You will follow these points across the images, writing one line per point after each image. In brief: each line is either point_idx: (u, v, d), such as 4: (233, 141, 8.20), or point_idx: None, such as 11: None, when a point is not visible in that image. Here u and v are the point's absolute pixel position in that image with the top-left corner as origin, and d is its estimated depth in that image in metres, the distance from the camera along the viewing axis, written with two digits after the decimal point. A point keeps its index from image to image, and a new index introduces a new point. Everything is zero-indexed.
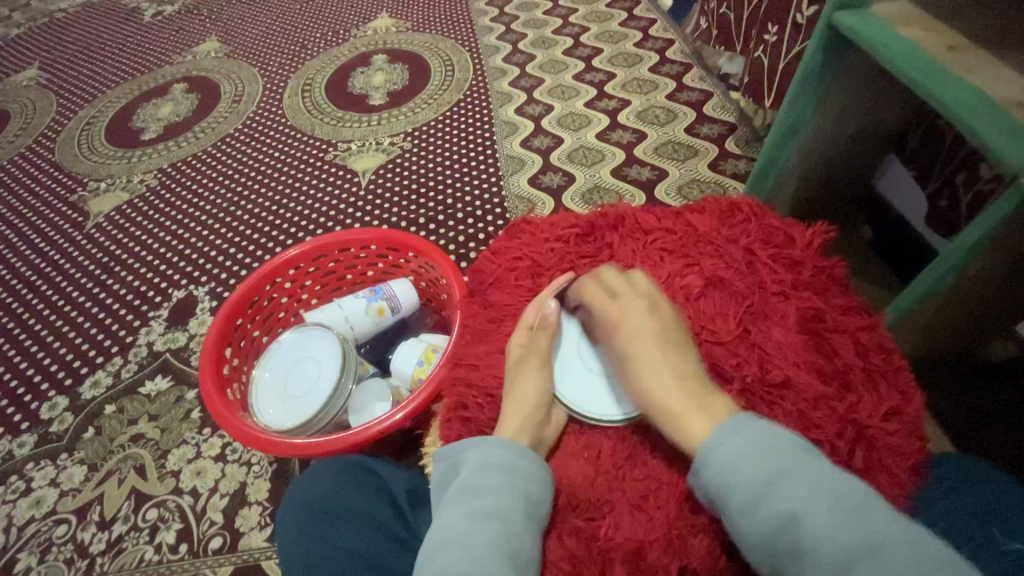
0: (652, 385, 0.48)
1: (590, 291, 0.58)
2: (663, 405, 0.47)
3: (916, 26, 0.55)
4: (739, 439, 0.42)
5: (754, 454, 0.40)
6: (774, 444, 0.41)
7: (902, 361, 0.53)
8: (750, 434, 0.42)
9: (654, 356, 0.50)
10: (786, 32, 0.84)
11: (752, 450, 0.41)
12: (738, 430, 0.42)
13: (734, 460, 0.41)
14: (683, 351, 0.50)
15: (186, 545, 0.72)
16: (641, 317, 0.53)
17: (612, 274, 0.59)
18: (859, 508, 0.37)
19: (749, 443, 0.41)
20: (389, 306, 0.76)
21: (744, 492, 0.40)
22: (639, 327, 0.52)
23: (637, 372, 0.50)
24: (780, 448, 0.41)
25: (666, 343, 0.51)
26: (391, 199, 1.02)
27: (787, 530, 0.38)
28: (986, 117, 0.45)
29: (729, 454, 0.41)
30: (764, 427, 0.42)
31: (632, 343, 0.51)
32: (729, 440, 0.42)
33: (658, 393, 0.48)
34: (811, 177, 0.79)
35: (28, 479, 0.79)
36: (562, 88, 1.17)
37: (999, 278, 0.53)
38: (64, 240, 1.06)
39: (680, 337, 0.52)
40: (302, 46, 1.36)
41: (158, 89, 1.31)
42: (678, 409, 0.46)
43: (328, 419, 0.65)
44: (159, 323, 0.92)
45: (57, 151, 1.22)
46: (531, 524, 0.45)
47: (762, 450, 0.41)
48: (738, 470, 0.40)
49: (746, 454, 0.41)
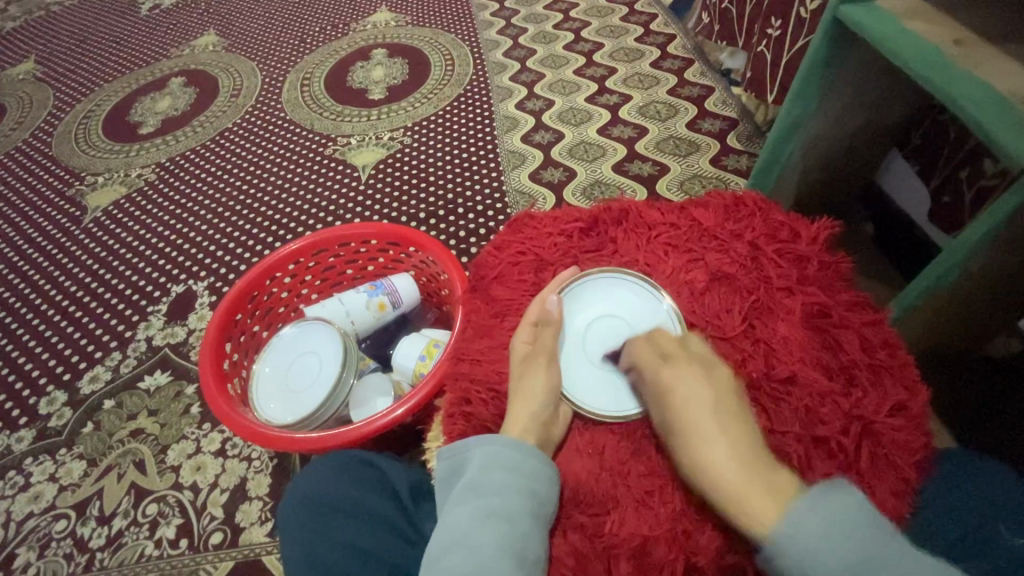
0: (712, 461, 0.45)
1: (638, 348, 0.54)
2: (727, 486, 0.43)
3: (923, 19, 0.54)
4: (820, 522, 0.40)
5: (838, 538, 0.39)
6: (852, 523, 0.40)
7: (908, 357, 0.53)
8: (828, 517, 0.40)
9: (713, 428, 0.46)
10: (790, 27, 0.83)
11: (833, 532, 0.39)
12: (817, 511, 0.40)
13: (818, 546, 0.39)
14: (744, 427, 0.47)
15: (186, 540, 0.71)
16: (697, 384, 0.49)
17: (660, 332, 0.55)
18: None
19: (831, 526, 0.39)
20: (390, 301, 0.76)
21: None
22: (697, 396, 0.48)
23: (694, 446, 0.46)
24: (861, 529, 0.39)
25: (724, 413, 0.47)
26: (392, 194, 1.02)
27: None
28: (994, 111, 0.45)
29: (810, 540, 0.39)
30: (841, 504, 0.41)
31: (688, 414, 0.47)
32: (808, 524, 0.40)
33: (722, 474, 0.44)
34: (814, 173, 0.79)
35: (27, 474, 0.78)
36: (563, 83, 1.17)
37: (1006, 272, 0.53)
38: (62, 235, 1.06)
39: (738, 408, 0.48)
40: (301, 40, 1.36)
41: (155, 83, 1.30)
42: (745, 493, 0.43)
43: (330, 414, 0.65)
44: (159, 318, 0.92)
45: (54, 145, 1.21)
46: (538, 522, 0.45)
47: (845, 534, 0.39)
48: (824, 558, 0.38)
49: (829, 539, 0.39)
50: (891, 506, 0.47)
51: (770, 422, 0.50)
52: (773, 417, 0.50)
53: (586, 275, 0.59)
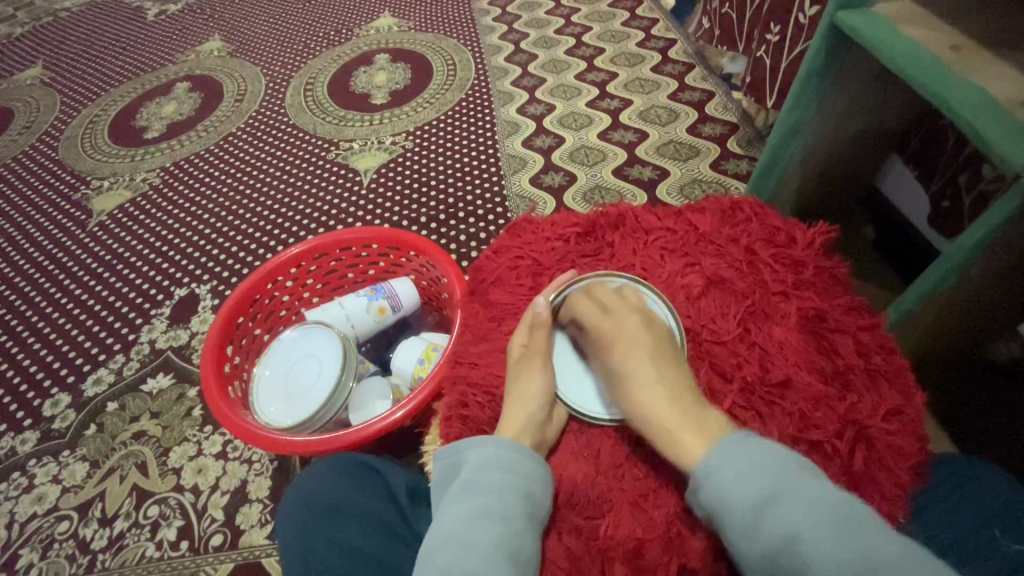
0: (648, 398, 0.48)
1: (579, 304, 0.57)
2: (660, 427, 0.47)
3: (919, 25, 0.55)
4: (736, 458, 0.42)
5: (753, 473, 0.41)
6: (767, 461, 0.41)
7: (904, 361, 0.53)
8: (745, 453, 0.42)
9: (649, 368, 0.50)
10: (789, 32, 0.84)
11: (749, 469, 0.41)
12: (737, 451, 0.42)
13: (733, 481, 0.41)
14: (676, 371, 0.50)
15: (187, 542, 0.72)
16: (636, 336, 0.52)
17: (602, 288, 0.57)
18: (856, 526, 0.37)
19: (746, 460, 0.42)
20: (389, 305, 0.76)
21: (742, 511, 0.40)
22: (633, 347, 0.51)
23: (632, 391, 0.49)
24: (779, 470, 0.41)
25: (660, 357, 0.51)
26: (393, 198, 1.03)
27: (786, 550, 0.37)
28: (989, 116, 0.45)
29: (725, 473, 0.41)
30: (763, 447, 0.43)
31: (626, 362, 0.51)
32: (726, 460, 0.42)
33: (654, 416, 0.47)
34: (812, 177, 0.79)
35: (31, 475, 0.79)
36: (564, 88, 1.17)
37: (1003, 277, 0.53)
38: (67, 238, 1.07)
39: (673, 355, 0.51)
40: (305, 46, 1.37)
41: (161, 88, 1.32)
42: (675, 431, 0.46)
43: (329, 417, 0.65)
44: (162, 321, 0.92)
45: (60, 149, 1.22)
46: (531, 523, 0.45)
47: (758, 469, 0.41)
48: (736, 490, 0.40)
49: (744, 474, 0.41)
50: (884, 509, 0.47)
51: (765, 426, 0.50)
52: (768, 420, 0.50)
53: (588, 278, 0.58)
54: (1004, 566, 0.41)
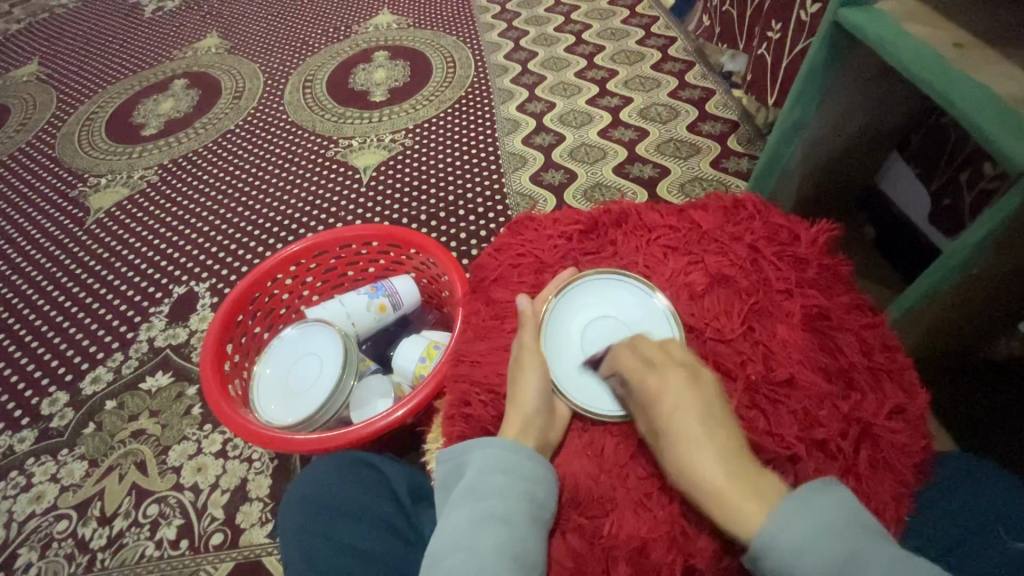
0: (698, 466, 0.44)
1: (622, 357, 0.53)
2: (711, 490, 0.43)
3: (922, 22, 0.55)
4: (797, 523, 0.39)
5: (814, 538, 0.38)
6: (826, 524, 0.39)
7: (907, 360, 0.53)
8: (804, 518, 0.39)
9: (699, 431, 0.45)
10: (790, 30, 0.83)
11: (810, 533, 0.38)
12: (796, 513, 0.40)
13: (793, 551, 0.38)
14: (728, 430, 0.46)
15: (186, 541, 0.71)
16: (683, 389, 0.48)
17: (644, 340, 0.54)
18: None
19: (804, 526, 0.39)
20: (390, 302, 0.76)
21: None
22: (680, 401, 0.47)
23: (678, 450, 0.45)
24: (842, 532, 0.38)
25: (711, 418, 0.46)
26: (393, 195, 1.02)
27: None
28: (996, 113, 0.45)
29: (784, 539, 0.39)
30: (823, 508, 0.40)
31: (671, 418, 0.47)
32: (784, 524, 0.39)
33: (703, 479, 0.44)
34: (814, 175, 0.79)
35: (29, 474, 0.79)
36: (564, 85, 1.17)
37: (1007, 275, 0.53)
38: (64, 236, 1.06)
39: (724, 413, 0.47)
40: (304, 42, 1.36)
41: (158, 85, 1.31)
42: (727, 496, 0.42)
43: (330, 415, 0.65)
44: (160, 319, 0.92)
45: (57, 146, 1.21)
46: (535, 525, 0.45)
47: (819, 535, 0.38)
48: (800, 562, 0.38)
49: (805, 542, 0.38)
50: (889, 509, 0.47)
51: (770, 425, 0.50)
52: (772, 419, 0.50)
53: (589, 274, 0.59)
54: (1008, 564, 0.41)
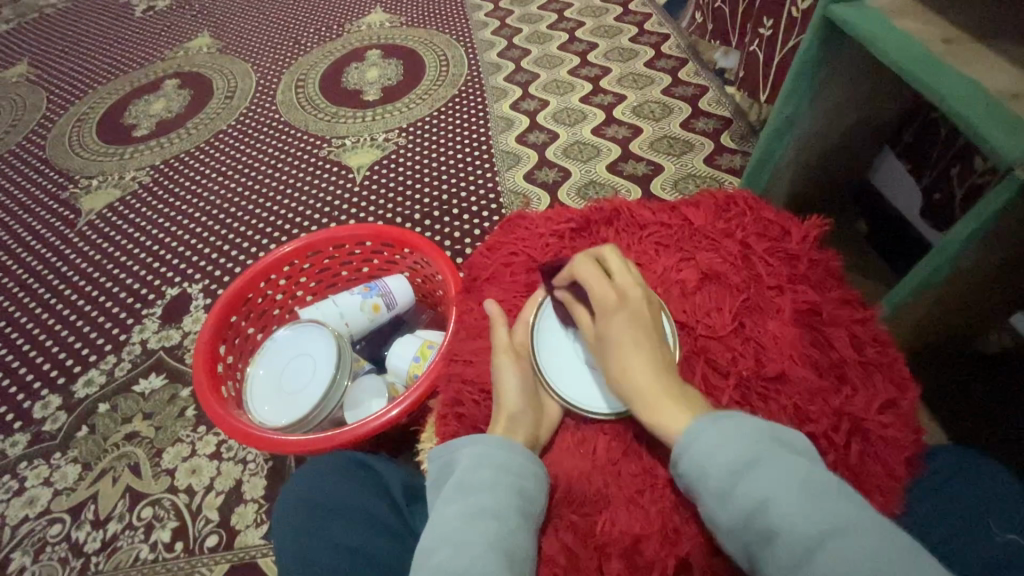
0: (633, 367, 0.47)
1: (582, 266, 0.54)
2: (647, 395, 0.46)
3: (912, 17, 0.55)
4: (719, 426, 0.41)
5: (729, 442, 0.40)
6: (745, 431, 0.40)
7: (898, 354, 0.54)
8: (727, 425, 0.41)
9: (641, 338, 0.48)
10: (781, 26, 0.83)
11: (730, 439, 0.40)
12: (720, 421, 0.42)
13: (710, 448, 0.40)
14: (668, 352, 0.49)
15: (181, 542, 0.71)
16: (637, 303, 0.50)
17: (608, 249, 0.55)
18: (829, 495, 0.36)
19: (725, 431, 0.41)
20: (384, 302, 0.76)
21: (717, 478, 0.39)
22: (634, 311, 0.50)
23: (621, 353, 0.48)
24: (764, 443, 0.40)
25: (653, 330, 0.49)
26: (387, 195, 1.02)
27: (757, 516, 0.37)
28: (985, 109, 0.45)
29: (707, 440, 0.41)
30: (744, 421, 0.42)
31: (620, 327, 0.49)
32: (710, 424, 0.42)
33: (641, 385, 0.46)
34: (806, 170, 0.79)
35: (22, 478, 0.78)
36: (558, 83, 1.17)
37: (996, 269, 0.53)
38: (56, 238, 1.05)
39: (660, 327, 0.50)
40: (296, 41, 1.35)
41: (150, 85, 1.30)
42: (659, 398, 0.45)
43: (324, 415, 0.65)
44: (153, 321, 0.92)
45: (47, 148, 1.20)
46: (526, 521, 0.45)
47: (737, 438, 0.40)
48: (713, 459, 0.40)
49: (724, 444, 0.40)
50: (880, 503, 0.47)
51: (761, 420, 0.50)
52: (763, 415, 0.50)
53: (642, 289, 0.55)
54: (996, 554, 0.42)
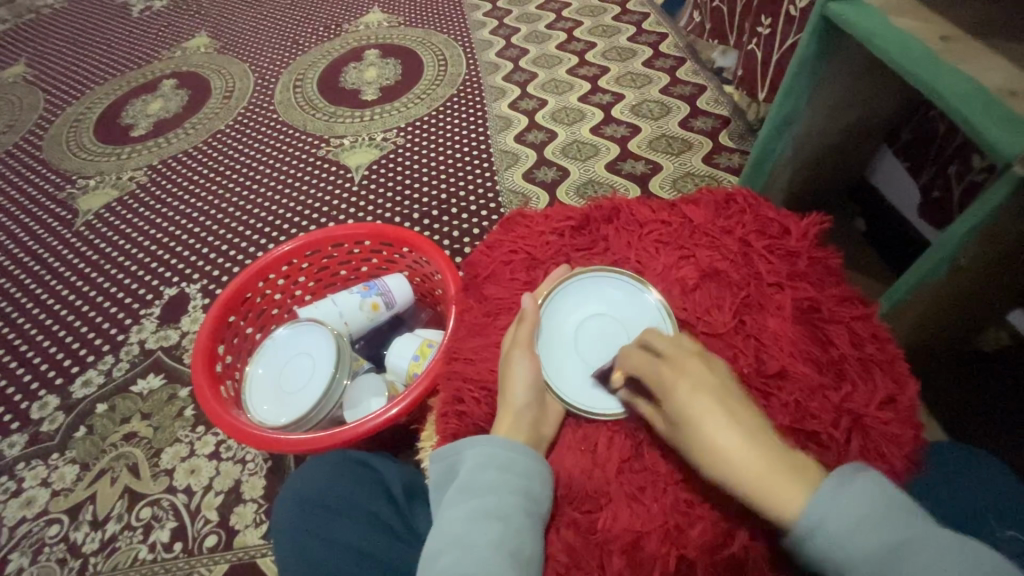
0: (723, 444, 0.43)
1: (629, 356, 0.51)
2: (740, 464, 0.42)
3: (909, 16, 0.55)
4: (845, 502, 0.38)
5: (869, 528, 0.37)
6: (878, 510, 0.38)
7: (898, 351, 0.54)
8: (857, 505, 0.38)
9: (716, 409, 0.44)
10: (779, 25, 0.84)
11: (873, 525, 0.37)
12: (849, 502, 0.38)
13: (852, 537, 0.37)
14: (755, 420, 0.44)
15: (181, 543, 0.71)
16: (697, 372, 0.46)
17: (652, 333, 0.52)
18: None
19: (858, 513, 0.38)
20: (383, 301, 0.76)
21: (866, 569, 0.37)
22: (697, 382, 0.46)
23: (704, 431, 0.43)
24: (899, 518, 0.38)
25: (726, 396, 0.45)
26: (386, 194, 1.02)
27: None
28: (984, 106, 0.45)
29: (845, 528, 0.38)
30: (870, 495, 0.39)
31: (689, 401, 0.45)
32: (843, 508, 0.38)
33: (740, 464, 0.42)
34: (805, 168, 0.79)
35: (19, 479, 0.78)
36: (556, 82, 1.17)
37: (994, 266, 0.53)
38: (53, 238, 1.05)
39: (734, 393, 0.46)
40: (294, 41, 1.35)
41: (147, 86, 1.30)
42: (770, 480, 0.41)
43: (324, 415, 0.65)
44: (151, 321, 0.91)
45: (44, 149, 1.20)
46: (530, 521, 0.45)
47: (876, 522, 0.37)
48: (859, 549, 0.37)
49: (865, 530, 0.37)
50: None
51: None
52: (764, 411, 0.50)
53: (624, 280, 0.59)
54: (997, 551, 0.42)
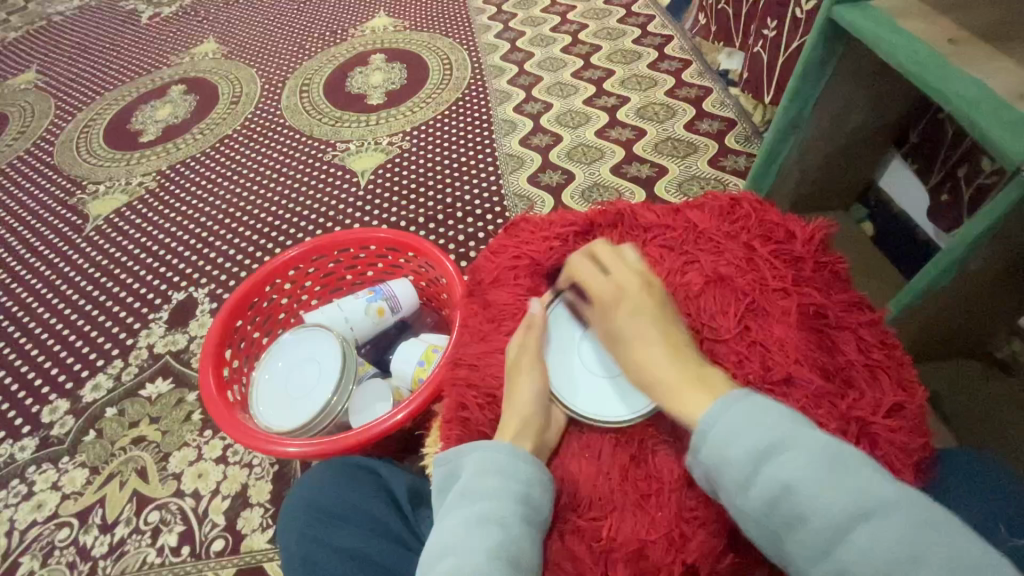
0: (644, 357, 0.47)
1: (582, 269, 0.57)
2: (657, 373, 0.46)
3: (915, 18, 0.54)
4: (729, 403, 0.40)
5: (745, 425, 0.39)
6: (756, 410, 0.39)
7: (905, 358, 0.53)
8: (740, 407, 0.40)
9: (645, 327, 0.49)
10: (785, 27, 0.83)
11: (750, 423, 0.39)
12: (734, 404, 0.40)
13: (728, 435, 0.39)
14: (679, 337, 0.49)
15: (188, 547, 0.71)
16: (635, 294, 0.52)
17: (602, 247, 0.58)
18: (851, 468, 0.35)
19: (739, 414, 0.39)
20: (388, 306, 0.76)
21: (736, 467, 0.38)
22: (634, 302, 0.51)
23: (631, 346, 0.49)
24: (778, 416, 0.39)
25: (656, 316, 0.50)
26: (391, 199, 1.02)
27: (782, 500, 0.36)
28: (992, 110, 0.45)
29: (725, 425, 0.39)
30: (753, 400, 0.40)
31: (624, 317, 0.50)
32: (725, 407, 0.40)
33: (656, 373, 0.46)
34: (811, 172, 0.79)
35: (30, 482, 0.79)
36: (561, 86, 1.17)
37: (1002, 271, 0.53)
38: (63, 243, 1.06)
39: (668, 313, 0.51)
40: (301, 46, 1.36)
41: (156, 91, 1.31)
42: (679, 388, 0.44)
43: (330, 419, 0.65)
44: (160, 326, 0.92)
45: (56, 154, 1.21)
46: (530, 528, 0.45)
47: (753, 420, 0.39)
48: (732, 445, 0.38)
49: (741, 428, 0.39)
50: None
51: None
52: None
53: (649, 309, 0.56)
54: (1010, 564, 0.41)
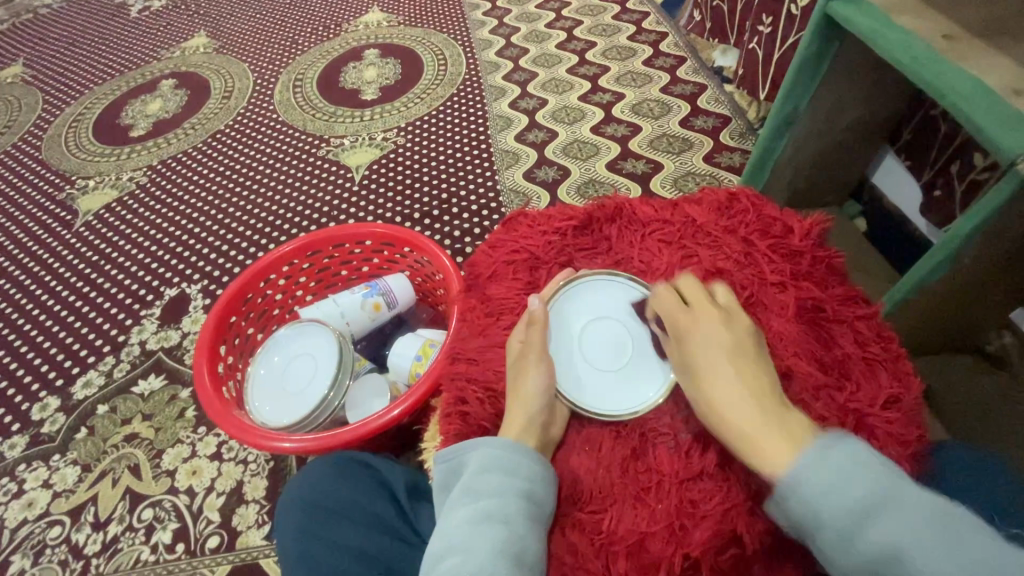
0: (721, 398, 0.46)
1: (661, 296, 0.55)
2: (732, 417, 0.45)
3: (911, 14, 0.55)
4: (821, 458, 0.41)
5: (843, 483, 0.39)
6: (853, 467, 0.40)
7: (902, 350, 0.54)
8: (834, 463, 0.40)
9: (725, 366, 0.47)
10: (781, 23, 0.84)
11: (847, 481, 0.39)
12: (828, 458, 0.41)
13: (824, 492, 0.39)
14: (762, 378, 0.47)
15: (183, 544, 0.71)
16: (716, 329, 0.50)
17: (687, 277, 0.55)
18: (955, 527, 0.36)
19: (835, 471, 0.40)
20: (385, 302, 0.75)
21: (837, 526, 0.39)
22: (716, 338, 0.49)
23: (707, 384, 0.47)
24: (872, 471, 0.40)
25: (739, 353, 0.48)
26: (386, 194, 1.02)
27: (890, 562, 0.37)
28: (988, 105, 0.45)
29: (818, 482, 0.40)
30: (845, 453, 0.41)
31: (701, 354, 0.49)
32: (818, 462, 0.41)
33: (733, 416, 0.45)
34: (807, 168, 0.79)
35: (20, 480, 0.78)
36: (556, 82, 1.17)
37: (995, 265, 0.53)
38: (53, 239, 1.05)
39: (754, 351, 0.49)
40: (294, 41, 1.35)
41: (146, 86, 1.29)
42: (757, 437, 0.43)
43: (327, 415, 0.65)
44: (152, 322, 0.91)
45: (44, 149, 1.20)
46: (534, 523, 0.45)
47: (850, 476, 0.39)
48: (832, 505, 0.39)
49: (841, 485, 0.39)
50: None
51: None
52: None
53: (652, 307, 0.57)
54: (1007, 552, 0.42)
